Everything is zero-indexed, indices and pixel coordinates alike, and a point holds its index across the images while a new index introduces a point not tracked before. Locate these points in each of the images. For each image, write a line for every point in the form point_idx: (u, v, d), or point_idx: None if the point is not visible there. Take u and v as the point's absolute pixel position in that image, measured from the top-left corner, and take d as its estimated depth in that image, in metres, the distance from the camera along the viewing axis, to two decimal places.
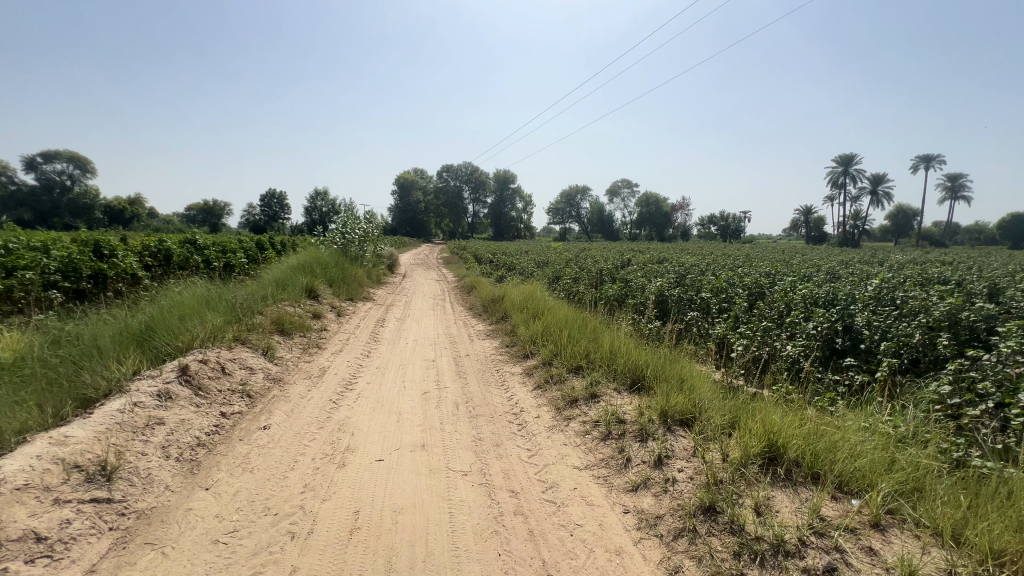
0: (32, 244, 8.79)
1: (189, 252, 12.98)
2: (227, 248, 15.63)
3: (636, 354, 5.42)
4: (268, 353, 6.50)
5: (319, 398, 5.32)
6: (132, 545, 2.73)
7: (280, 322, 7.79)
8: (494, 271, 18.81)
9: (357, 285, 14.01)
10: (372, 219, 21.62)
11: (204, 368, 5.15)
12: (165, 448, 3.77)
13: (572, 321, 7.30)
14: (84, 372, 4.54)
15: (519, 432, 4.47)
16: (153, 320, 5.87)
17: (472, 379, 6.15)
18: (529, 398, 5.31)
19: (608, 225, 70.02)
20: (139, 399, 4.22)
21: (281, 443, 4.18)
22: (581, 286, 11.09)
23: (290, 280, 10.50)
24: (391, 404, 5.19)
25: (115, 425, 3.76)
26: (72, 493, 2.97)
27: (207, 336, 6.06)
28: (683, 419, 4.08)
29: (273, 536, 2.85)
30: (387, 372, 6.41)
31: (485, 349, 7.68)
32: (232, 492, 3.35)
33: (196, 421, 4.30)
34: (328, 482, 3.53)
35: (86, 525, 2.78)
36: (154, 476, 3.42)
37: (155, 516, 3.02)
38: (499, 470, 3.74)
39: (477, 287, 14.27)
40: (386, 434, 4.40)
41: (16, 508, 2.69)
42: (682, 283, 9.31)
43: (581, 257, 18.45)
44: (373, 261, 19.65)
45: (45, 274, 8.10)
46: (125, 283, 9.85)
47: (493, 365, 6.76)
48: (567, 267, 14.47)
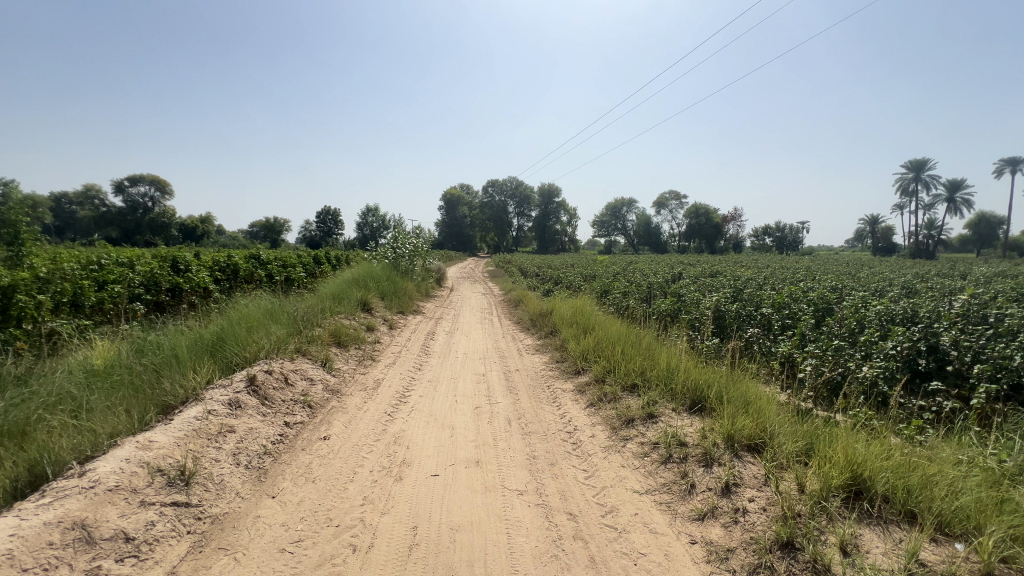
0: (120, 260, 9.64)
1: (253, 267, 13.80)
2: (288, 262, 16.51)
3: (695, 372, 5.18)
4: (327, 364, 6.76)
5: (375, 410, 5.44)
6: (208, 549, 2.86)
7: (337, 334, 8.08)
8: (542, 285, 18.80)
9: (408, 298, 14.38)
10: (421, 234, 22.32)
11: (269, 378, 5.41)
12: (236, 455, 3.95)
13: (624, 336, 7.10)
14: (164, 379, 4.87)
15: (573, 451, 4.37)
16: (223, 331, 6.25)
17: (524, 395, 6.08)
18: (582, 416, 5.20)
19: (656, 237, 68.44)
20: (213, 407, 4.47)
21: (340, 454, 4.29)
22: (631, 301, 10.83)
23: (346, 294, 10.93)
24: (445, 418, 5.22)
25: (193, 431, 3.99)
26: (156, 496, 3.15)
27: (272, 348, 6.39)
28: (751, 444, 3.84)
29: (336, 548, 2.90)
30: (439, 386, 6.48)
31: (535, 364, 7.60)
32: (296, 501, 3.45)
33: (263, 430, 4.50)
34: (386, 496, 3.57)
35: (168, 527, 2.95)
36: (226, 482, 3.58)
37: (227, 522, 3.15)
38: (556, 491, 3.66)
39: (525, 300, 14.28)
40: (441, 448, 4.43)
41: (108, 508, 2.88)
42: (740, 298, 8.86)
43: (630, 271, 18.01)
44: (423, 275, 20.11)
45: (131, 288, 8.85)
46: (199, 296, 10.62)
47: (544, 381, 6.67)
48: (616, 280, 14.16)
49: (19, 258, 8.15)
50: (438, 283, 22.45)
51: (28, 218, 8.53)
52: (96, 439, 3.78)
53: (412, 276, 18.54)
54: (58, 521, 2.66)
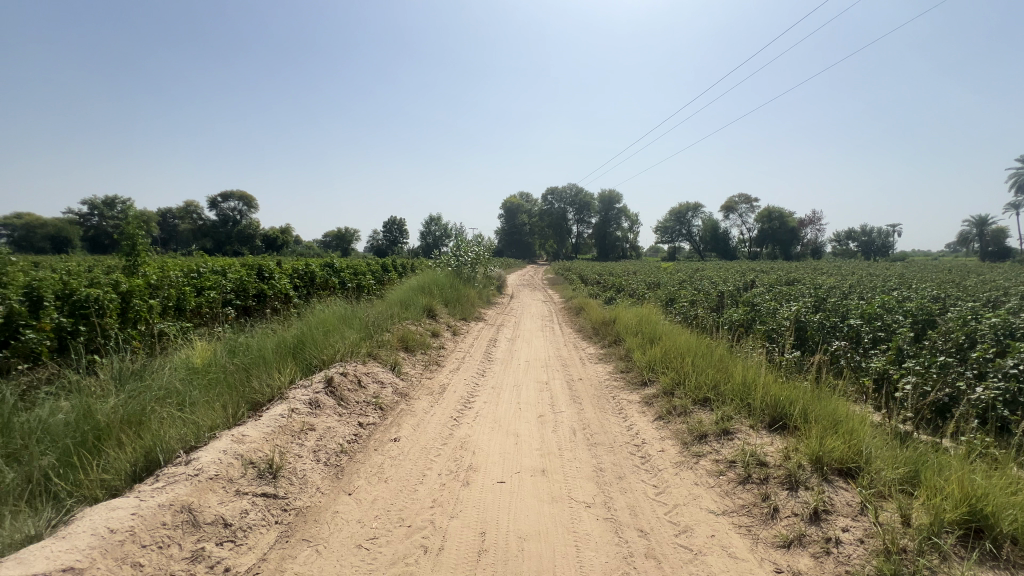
0: (215, 268, 10.67)
1: (327, 274, 14.75)
2: (358, 270, 17.46)
3: (775, 387, 4.84)
4: (396, 368, 7.04)
5: (441, 414, 5.58)
6: (293, 540, 3.05)
7: (405, 340, 8.40)
8: (603, 292, 18.48)
9: (470, 305, 14.67)
10: (482, 241, 22.78)
11: (345, 380, 5.72)
12: (316, 452, 4.20)
13: (693, 347, 6.79)
14: (254, 379, 5.31)
15: (642, 465, 4.22)
16: (304, 334, 6.71)
17: (588, 405, 5.99)
18: (650, 429, 5.02)
19: (724, 243, 65.12)
20: (296, 405, 4.78)
21: (410, 455, 4.44)
22: (700, 310, 10.35)
23: (412, 300, 11.35)
24: (509, 426, 5.25)
25: (279, 428, 4.29)
26: (248, 486, 3.41)
27: (346, 351, 6.76)
28: (843, 467, 3.52)
29: (408, 548, 2.99)
30: (503, 392, 6.52)
31: (598, 374, 7.46)
32: (370, 499, 3.61)
33: (340, 429, 4.76)
34: (454, 500, 3.63)
35: (260, 517, 3.18)
36: (308, 477, 3.82)
37: (310, 515, 3.35)
38: (625, 505, 3.55)
39: (586, 308, 14.07)
40: (506, 455, 4.45)
41: (209, 495, 3.15)
42: (823, 308, 8.19)
43: (696, 279, 17.24)
44: (483, 282, 20.44)
45: (224, 293, 9.75)
46: (280, 302, 11.51)
47: (608, 391, 6.52)
48: (682, 288, 13.62)
49: (135, 266, 9.25)
50: (499, 290, 22.76)
51: (143, 231, 9.67)
52: (197, 430, 4.17)
53: (474, 283, 18.94)
54: (170, 503, 2.94)
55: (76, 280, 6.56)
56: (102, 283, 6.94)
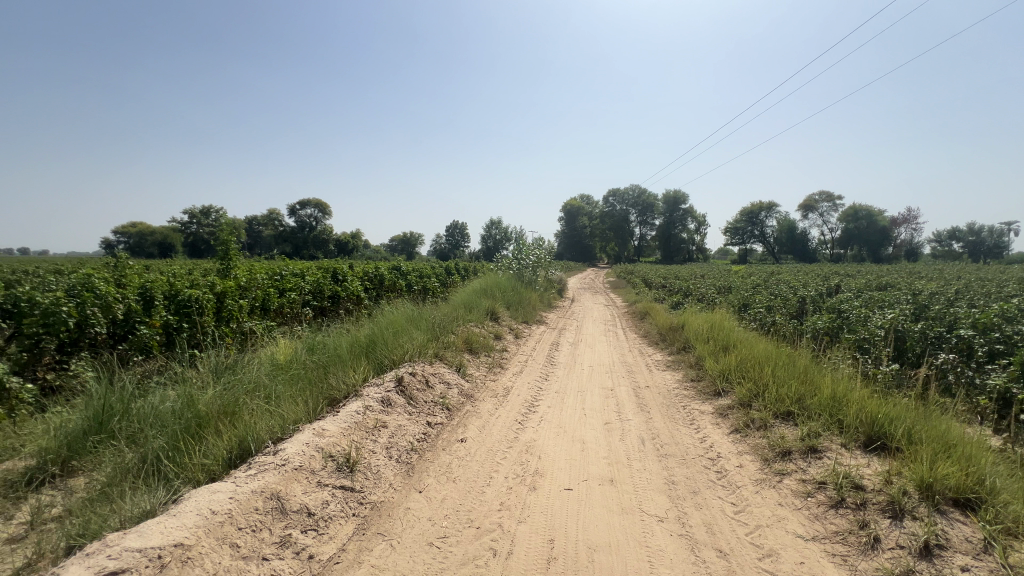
0: (295, 271, 11.48)
1: (395, 277, 15.39)
2: (423, 273, 18.09)
3: (872, 404, 4.39)
4: (461, 370, 7.17)
5: (507, 417, 5.60)
6: (369, 532, 3.18)
7: (469, 341, 8.55)
8: (670, 296, 17.82)
9: (532, 308, 14.70)
10: (543, 245, 22.82)
11: (414, 380, 5.91)
12: (389, 449, 4.37)
13: (772, 356, 6.34)
14: (332, 376, 5.63)
15: (718, 481, 3.99)
16: (375, 334, 7.02)
17: (657, 414, 5.76)
18: (726, 442, 4.74)
19: (802, 244, 60.60)
20: (370, 402, 5.00)
21: (476, 457, 4.49)
22: (778, 316, 9.66)
23: (476, 303, 11.55)
24: (574, 432, 5.16)
25: (355, 423, 4.50)
26: (329, 478, 3.60)
27: (415, 352, 6.99)
28: (958, 498, 3.12)
29: (477, 550, 3.01)
30: (567, 398, 6.45)
31: (666, 382, 7.16)
32: (440, 498, 3.68)
33: (410, 428, 4.91)
34: (521, 504, 3.62)
35: (339, 509, 3.35)
36: (381, 473, 3.97)
37: (384, 510, 3.47)
38: (700, 522, 3.36)
39: (652, 312, 13.63)
40: (573, 462, 4.38)
41: (295, 484, 3.36)
42: (926, 316, 7.36)
43: (772, 283, 16.14)
44: (544, 285, 20.41)
45: (302, 295, 10.46)
46: (351, 303, 12.17)
47: (678, 400, 6.24)
48: (757, 293, 12.82)
49: (228, 269, 10.16)
50: (560, 294, 22.64)
51: (235, 236, 10.60)
52: (283, 423, 4.49)
53: (535, 287, 18.98)
54: (262, 490, 3.17)
55: (180, 282, 7.30)
56: (201, 285, 7.68)
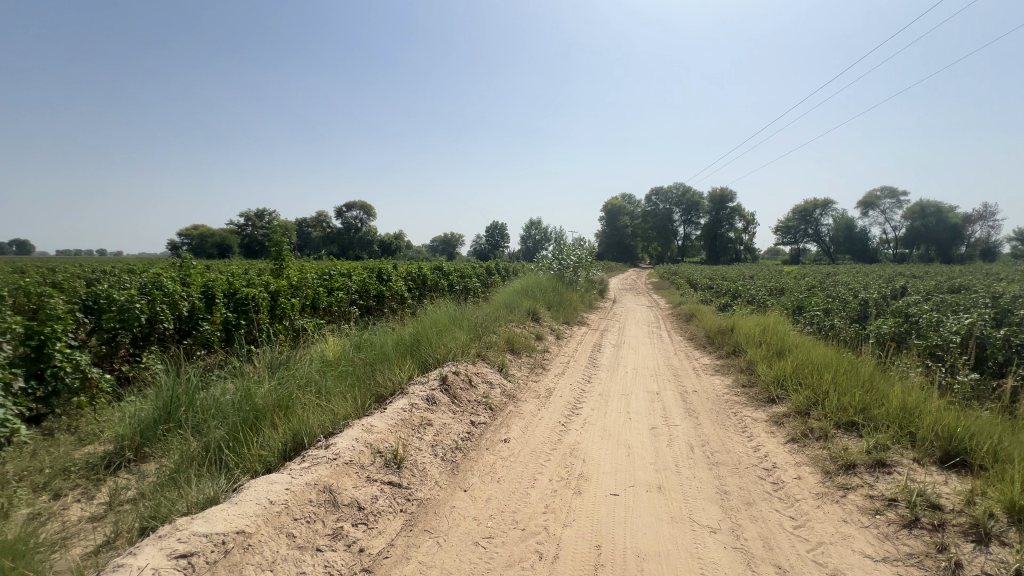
0: (343, 271, 11.89)
1: (437, 277, 15.66)
2: (464, 273, 18.30)
3: (949, 417, 4.04)
4: (503, 370, 7.19)
5: (550, 418, 5.56)
6: (416, 529, 3.23)
7: (511, 342, 8.57)
8: (717, 298, 17.19)
9: (573, 308, 14.56)
10: (583, 245, 22.59)
11: (457, 379, 5.97)
12: (434, 447, 4.43)
13: (832, 363, 5.98)
14: (379, 373, 5.77)
15: (775, 492, 3.79)
16: (419, 333, 7.16)
17: (706, 420, 5.55)
18: (782, 452, 4.50)
19: (862, 243, 56.95)
20: (415, 400, 5.10)
21: (520, 458, 4.47)
22: (837, 319, 9.10)
23: (517, 304, 11.57)
24: (620, 436, 5.06)
25: (402, 421, 4.59)
26: (377, 474, 3.69)
27: (458, 351, 7.08)
28: None
29: (523, 552, 3.00)
30: (611, 400, 6.32)
31: (715, 387, 6.89)
32: (484, 498, 3.69)
33: (454, 426, 4.96)
34: (567, 507, 3.57)
35: (387, 505, 3.42)
36: (427, 470, 4.02)
37: (430, 507, 3.52)
38: (756, 536, 3.20)
39: (698, 314, 13.19)
40: (619, 467, 4.28)
41: (346, 478, 3.46)
42: (1009, 321, 6.72)
43: (829, 284, 15.25)
44: (586, 285, 20.18)
45: (350, 294, 10.81)
46: (395, 302, 12.48)
47: (728, 406, 5.99)
48: (813, 295, 12.15)
49: (281, 269, 10.65)
50: (601, 295, 22.33)
51: (288, 238, 11.09)
52: (334, 418, 4.64)
53: (576, 287, 18.79)
54: (315, 482, 3.28)
55: (239, 282, 7.71)
56: (257, 284, 8.08)
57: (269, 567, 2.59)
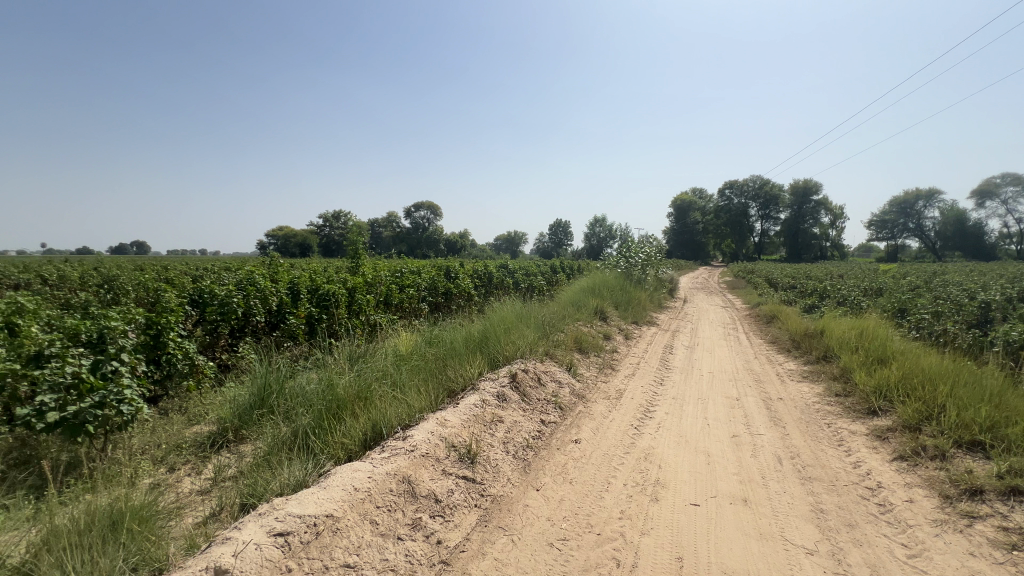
0: (414, 269, 12.33)
1: (502, 275, 15.80)
2: (529, 271, 18.34)
3: None
4: (572, 369, 7.09)
5: (621, 421, 5.39)
6: (491, 525, 3.24)
7: (578, 341, 8.43)
8: (801, 298, 15.90)
9: (641, 307, 14.09)
10: (652, 242, 21.80)
11: (527, 377, 5.96)
12: (506, 444, 4.44)
13: (948, 373, 5.29)
14: (450, 369, 5.90)
15: (882, 515, 3.40)
16: (488, 330, 7.24)
17: (796, 430, 5.13)
18: (888, 470, 4.04)
19: (976, 238, 50.16)
20: (486, 396, 5.15)
21: (593, 460, 4.37)
22: (950, 324, 8.06)
23: (583, 302, 11.38)
24: (698, 443, 4.79)
25: (474, 416, 4.65)
26: (452, 468, 3.76)
27: (526, 348, 7.08)
28: None
29: (600, 558, 2.91)
30: (687, 405, 6.02)
31: (803, 395, 6.35)
32: (558, 499, 3.64)
33: (525, 424, 4.95)
34: (644, 515, 3.43)
35: (462, 499, 3.47)
36: (500, 467, 4.04)
37: (504, 504, 3.53)
38: (862, 562, 2.88)
39: (780, 315, 12.26)
40: (698, 475, 4.06)
41: (423, 470, 3.56)
42: None
43: (936, 284, 13.59)
44: (654, 284, 19.47)
45: (419, 291, 11.17)
46: (462, 299, 12.73)
47: (820, 417, 5.48)
48: (919, 296, 10.86)
49: (357, 267, 11.23)
50: (670, 294, 21.43)
51: (363, 237, 11.67)
52: (409, 411, 4.80)
53: (644, 286, 18.17)
54: (395, 472, 3.40)
55: (321, 279, 8.22)
56: (337, 281, 8.59)
57: (356, 551, 2.71)
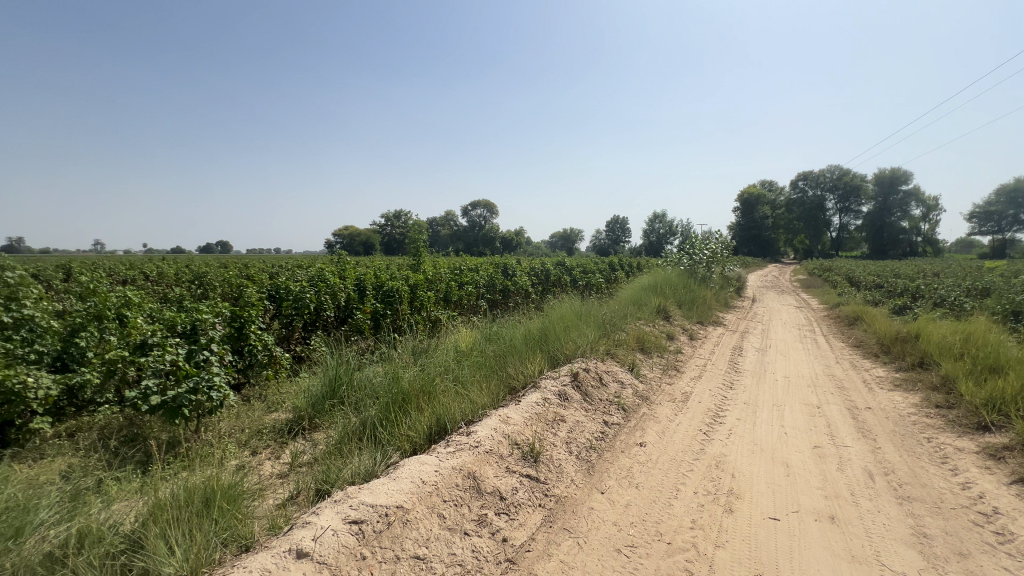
0: (472, 267, 12.50)
1: (559, 273, 15.66)
2: (586, 269, 18.05)
3: None
4: (634, 369, 6.87)
5: (689, 425, 5.15)
6: (556, 526, 3.19)
7: (640, 341, 8.17)
8: (889, 299, 14.50)
9: (706, 306, 13.44)
10: (717, 239, 20.75)
11: (588, 377, 5.84)
12: (569, 444, 4.37)
13: None
14: (510, 366, 5.91)
15: (1001, 545, 3.00)
16: (547, 328, 7.19)
17: (889, 443, 4.66)
18: (1006, 495, 3.56)
19: None
20: (548, 395, 5.10)
21: (660, 465, 4.20)
22: None
23: (644, 301, 11.03)
24: (775, 452, 4.47)
25: (536, 415, 4.62)
26: (516, 466, 3.75)
27: (586, 347, 6.95)
28: None
29: (671, 568, 2.78)
30: (760, 411, 5.65)
31: (896, 405, 5.77)
32: (624, 503, 3.52)
33: (587, 425, 4.85)
34: (718, 526, 3.24)
35: (526, 498, 3.44)
36: (563, 468, 3.98)
37: (568, 506, 3.46)
38: None
39: (865, 317, 11.24)
40: (777, 487, 3.79)
41: (487, 467, 3.57)
42: None
43: None
44: (720, 282, 18.52)
45: (478, 289, 11.29)
46: (520, 297, 12.74)
47: (917, 430, 4.94)
48: None
49: (418, 264, 11.56)
50: (737, 293, 20.30)
51: (424, 235, 11.99)
52: (472, 407, 4.86)
53: (708, 284, 17.32)
54: (460, 467, 3.44)
55: (385, 276, 8.53)
56: (400, 278, 8.86)
57: (425, 543, 2.77)
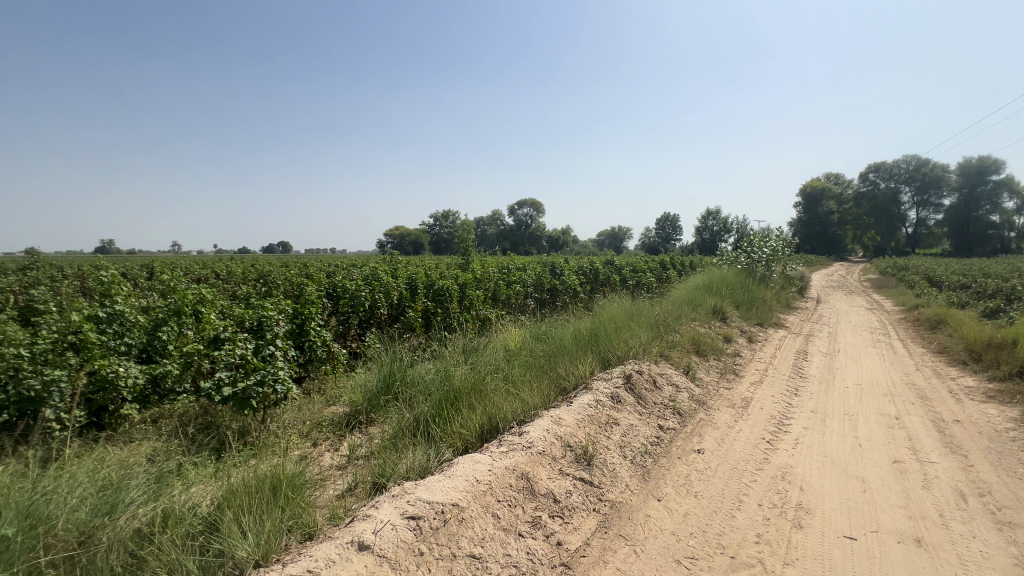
0: (520, 266, 12.50)
1: (608, 272, 15.35)
2: (636, 268, 17.59)
3: None
4: (690, 372, 6.61)
5: (751, 433, 4.88)
6: (611, 532, 3.12)
7: (696, 343, 7.85)
8: (978, 301, 13.15)
9: (766, 307, 12.74)
10: (778, 236, 19.62)
11: (641, 379, 5.68)
12: (622, 448, 4.26)
13: None
14: (560, 367, 5.85)
15: None
16: (597, 328, 7.06)
17: (983, 461, 4.21)
18: None
19: None
20: (600, 396, 5.00)
21: (720, 473, 4.01)
22: None
23: (699, 301, 10.60)
24: (849, 465, 4.16)
25: (589, 417, 4.54)
26: (569, 469, 3.69)
27: (638, 349, 6.76)
28: None
29: None
30: (830, 420, 5.28)
31: (990, 418, 5.21)
32: (682, 512, 3.38)
33: (642, 429, 4.71)
34: (786, 542, 3.05)
35: (580, 502, 3.38)
36: (617, 473, 3.88)
37: (623, 512, 3.37)
38: None
39: (950, 320, 10.25)
40: (852, 503, 3.51)
41: (540, 468, 3.54)
42: None
43: None
44: (781, 282, 17.49)
45: (526, 288, 11.26)
46: (568, 296, 12.60)
47: (1017, 447, 4.44)
48: None
49: (467, 263, 11.69)
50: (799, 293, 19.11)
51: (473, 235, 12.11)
52: (523, 407, 4.84)
53: (768, 283, 16.41)
54: (514, 468, 3.43)
55: (436, 275, 8.69)
56: (450, 277, 8.99)
57: (480, 542, 2.78)
